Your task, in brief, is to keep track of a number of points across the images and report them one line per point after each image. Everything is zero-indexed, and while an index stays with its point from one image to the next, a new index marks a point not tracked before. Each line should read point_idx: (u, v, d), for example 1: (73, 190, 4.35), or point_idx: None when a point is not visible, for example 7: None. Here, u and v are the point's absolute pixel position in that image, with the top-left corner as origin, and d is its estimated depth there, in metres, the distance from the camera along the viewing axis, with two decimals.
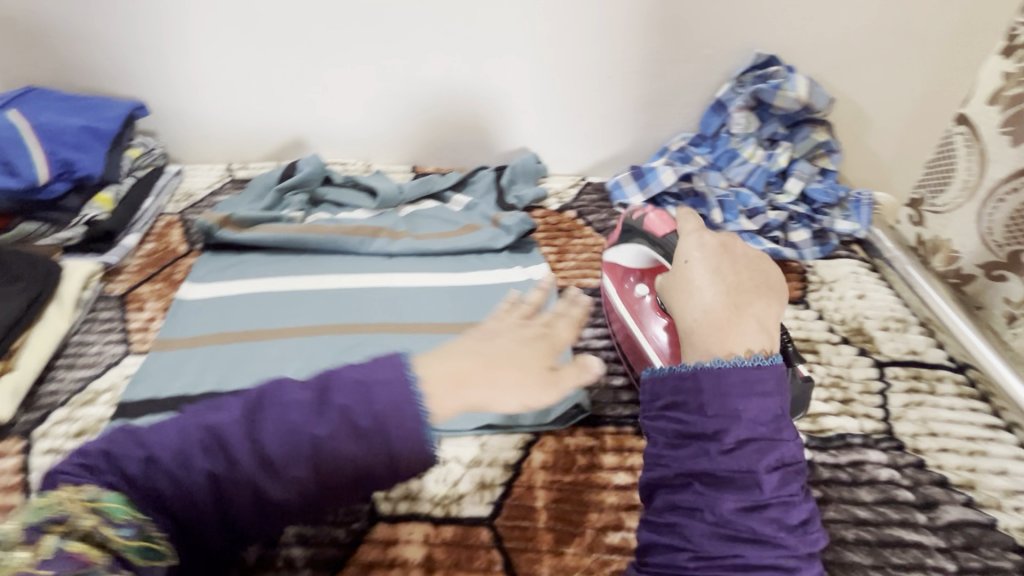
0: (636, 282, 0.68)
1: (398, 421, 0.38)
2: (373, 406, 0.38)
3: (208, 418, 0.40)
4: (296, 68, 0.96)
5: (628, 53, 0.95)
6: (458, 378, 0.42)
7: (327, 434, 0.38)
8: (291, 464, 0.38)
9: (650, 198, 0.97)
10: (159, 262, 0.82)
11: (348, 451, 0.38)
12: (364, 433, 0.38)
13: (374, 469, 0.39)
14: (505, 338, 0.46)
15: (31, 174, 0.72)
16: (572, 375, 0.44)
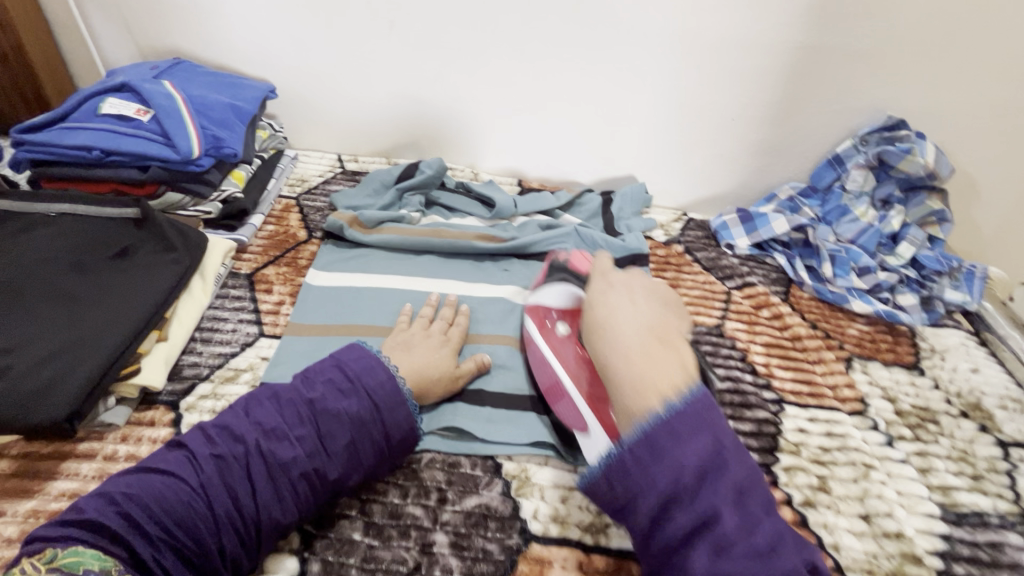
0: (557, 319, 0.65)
1: (372, 374, 0.54)
2: (364, 374, 0.54)
3: (257, 412, 0.50)
4: (425, 72, 0.97)
5: (758, 98, 0.94)
6: (440, 374, 0.60)
7: (308, 401, 0.51)
8: (297, 427, 0.50)
9: (757, 243, 0.98)
10: (282, 245, 0.83)
11: (325, 426, 0.50)
12: (348, 391, 0.52)
13: (368, 430, 0.51)
14: (435, 344, 0.64)
15: (186, 146, 0.73)
16: (458, 379, 0.62)
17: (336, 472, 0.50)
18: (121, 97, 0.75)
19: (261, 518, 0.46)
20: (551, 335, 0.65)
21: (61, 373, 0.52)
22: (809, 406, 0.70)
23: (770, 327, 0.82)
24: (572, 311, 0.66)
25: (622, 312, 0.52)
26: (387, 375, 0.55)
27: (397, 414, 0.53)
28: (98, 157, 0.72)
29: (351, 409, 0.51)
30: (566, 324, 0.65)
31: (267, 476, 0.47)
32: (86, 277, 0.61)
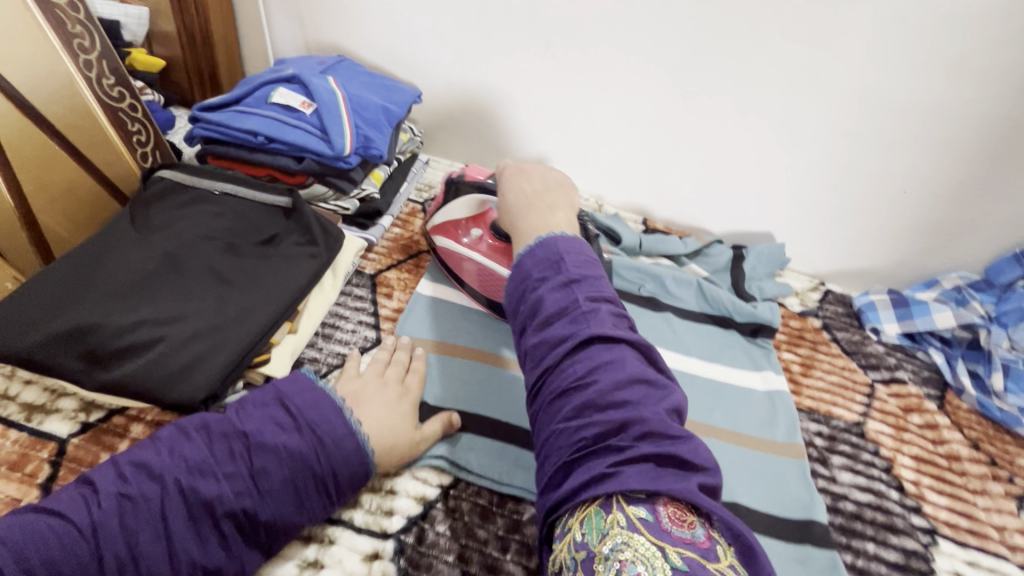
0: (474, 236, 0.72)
1: (318, 408, 0.50)
2: (309, 408, 0.50)
3: (180, 446, 0.46)
4: (570, 97, 0.94)
5: (941, 173, 0.83)
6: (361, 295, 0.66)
7: (243, 435, 0.47)
8: (227, 463, 0.46)
9: (908, 332, 0.86)
10: (405, 250, 0.83)
11: (258, 467, 0.46)
12: (288, 426, 0.48)
13: (310, 470, 0.47)
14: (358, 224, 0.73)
15: (340, 143, 0.75)
16: (420, 444, 0.55)
17: (268, 512, 0.45)
18: (290, 88, 0.78)
19: (175, 564, 0.42)
20: (466, 241, 0.73)
21: (204, 352, 0.54)
22: (967, 546, 0.60)
23: (921, 438, 0.71)
24: (476, 216, 0.74)
25: (544, 242, 0.53)
26: (332, 410, 0.50)
27: (344, 450, 0.49)
28: (261, 142, 0.75)
29: (292, 447, 0.47)
30: (475, 230, 0.73)
31: (191, 514, 0.43)
32: (235, 259, 0.63)
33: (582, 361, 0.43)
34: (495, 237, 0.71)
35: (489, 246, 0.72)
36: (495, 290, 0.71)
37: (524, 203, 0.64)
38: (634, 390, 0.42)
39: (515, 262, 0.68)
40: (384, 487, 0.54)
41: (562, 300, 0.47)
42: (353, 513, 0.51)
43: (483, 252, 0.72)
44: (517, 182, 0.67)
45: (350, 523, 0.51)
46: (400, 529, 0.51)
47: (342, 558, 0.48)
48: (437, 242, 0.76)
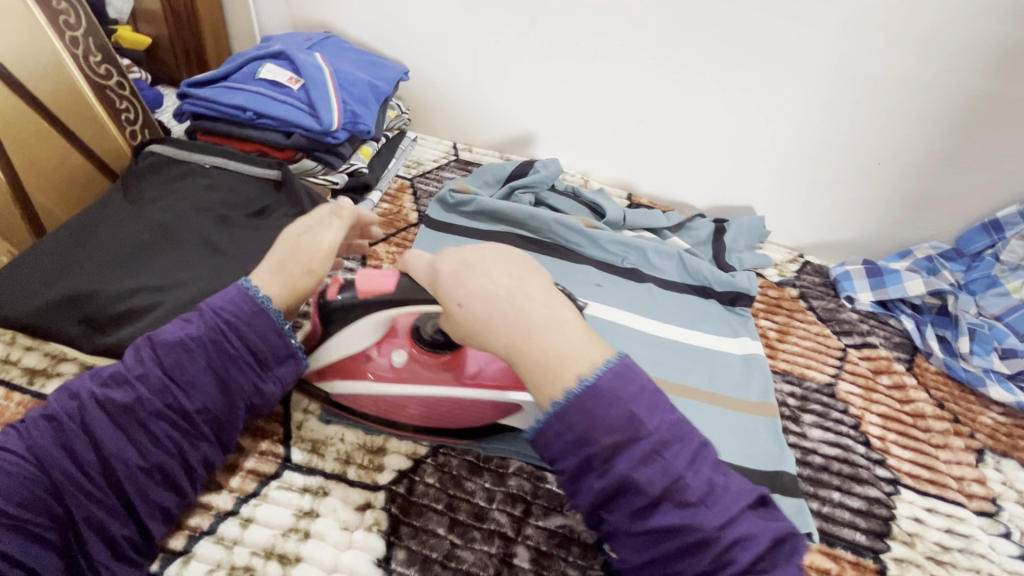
0: (384, 352, 0.56)
1: (214, 293, 0.47)
2: (210, 297, 0.48)
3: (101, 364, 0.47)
4: (555, 73, 0.95)
5: (914, 144, 0.86)
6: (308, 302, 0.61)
7: (150, 338, 0.47)
8: (137, 367, 0.45)
9: (881, 300, 0.89)
10: (393, 225, 0.85)
11: (170, 364, 0.45)
12: (192, 319, 0.47)
13: (224, 354, 0.47)
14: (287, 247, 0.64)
15: (327, 118, 0.76)
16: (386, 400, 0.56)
17: (197, 404, 0.46)
18: (276, 64, 0.79)
19: (117, 466, 0.44)
20: (387, 369, 0.56)
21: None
22: (928, 494, 0.64)
23: (888, 397, 0.75)
24: (384, 336, 0.57)
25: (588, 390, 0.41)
26: (236, 292, 0.48)
27: (249, 328, 0.47)
28: (249, 117, 0.76)
29: (195, 336, 0.46)
30: (399, 350, 0.56)
31: (125, 418, 0.44)
32: (227, 230, 0.65)
33: (613, 479, 0.41)
34: (426, 345, 0.56)
35: (413, 357, 0.56)
36: (449, 425, 0.57)
37: (498, 314, 0.44)
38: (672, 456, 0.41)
39: (454, 362, 0.56)
40: (376, 444, 0.56)
41: (620, 425, 0.41)
42: (346, 468, 0.54)
43: (411, 370, 0.56)
44: (472, 283, 0.46)
45: (343, 477, 0.53)
46: (391, 481, 0.53)
47: (335, 508, 0.51)
48: (331, 386, 0.56)
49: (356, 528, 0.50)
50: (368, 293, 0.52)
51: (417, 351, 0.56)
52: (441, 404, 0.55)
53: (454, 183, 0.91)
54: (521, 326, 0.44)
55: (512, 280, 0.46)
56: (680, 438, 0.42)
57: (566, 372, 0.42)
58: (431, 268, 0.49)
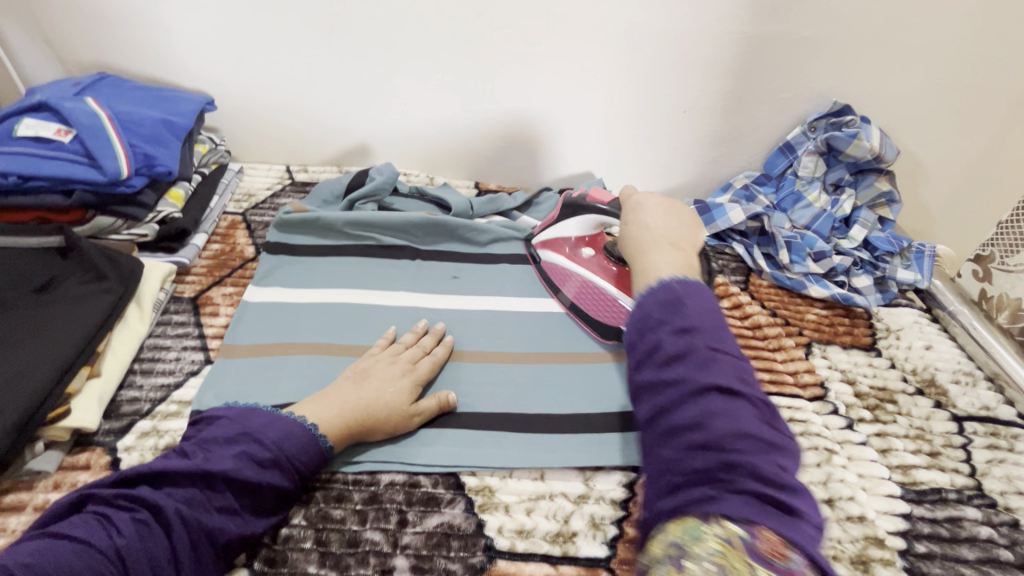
0: (577, 245, 0.77)
1: (293, 442, 0.51)
2: (283, 441, 0.50)
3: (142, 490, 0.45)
4: (370, 75, 0.93)
5: (709, 89, 0.94)
6: (359, 424, 0.55)
7: (223, 475, 0.47)
8: (214, 499, 0.46)
9: (715, 234, 0.98)
10: (227, 265, 0.79)
11: (229, 497, 0.47)
12: (267, 463, 0.49)
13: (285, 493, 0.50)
14: (383, 372, 0.59)
15: (113, 167, 0.69)
16: (414, 417, 0.58)
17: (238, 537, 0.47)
18: (39, 118, 0.70)
19: None
20: (579, 260, 0.77)
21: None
22: (771, 395, 0.71)
23: (730, 317, 0.82)
24: (590, 235, 0.77)
25: (657, 287, 0.48)
26: (294, 427, 0.52)
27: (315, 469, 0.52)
28: (16, 182, 0.68)
29: (266, 477, 0.49)
30: (587, 248, 0.77)
31: (168, 554, 0.43)
32: (6, 316, 0.58)
33: (704, 425, 0.40)
34: (613, 260, 0.75)
35: (596, 259, 0.76)
36: (582, 301, 0.74)
37: (635, 250, 0.57)
38: (720, 401, 0.40)
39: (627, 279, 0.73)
40: None
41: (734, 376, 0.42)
42: None
43: (593, 263, 0.76)
44: (633, 214, 0.62)
45: None
46: None
47: None
48: (546, 281, 0.79)
49: None
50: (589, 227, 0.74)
51: (603, 263, 0.76)
52: (597, 297, 0.73)
53: (290, 206, 0.86)
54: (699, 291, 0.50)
55: (658, 220, 0.60)
56: (774, 429, 0.41)
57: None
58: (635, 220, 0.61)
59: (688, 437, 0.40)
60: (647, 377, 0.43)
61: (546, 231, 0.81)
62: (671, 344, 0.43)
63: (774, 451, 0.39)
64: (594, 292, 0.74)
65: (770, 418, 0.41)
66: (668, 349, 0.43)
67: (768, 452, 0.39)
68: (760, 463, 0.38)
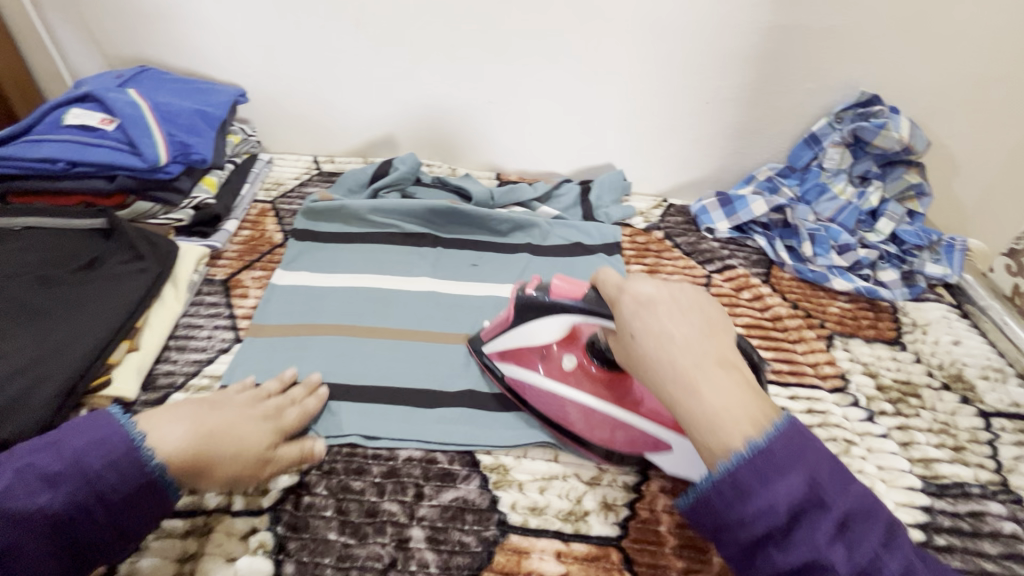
0: (558, 352, 0.59)
1: None
2: (195, 394, 0.48)
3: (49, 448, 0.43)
4: (394, 68, 0.95)
5: (732, 79, 0.94)
6: (257, 460, 0.50)
7: (124, 428, 0.45)
8: (117, 458, 0.44)
9: (736, 226, 0.97)
10: (256, 250, 0.82)
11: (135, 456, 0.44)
12: (172, 415, 0.46)
13: (198, 453, 0.47)
14: (245, 409, 0.52)
15: (152, 155, 0.73)
16: (268, 465, 0.51)
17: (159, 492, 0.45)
18: (84, 108, 0.74)
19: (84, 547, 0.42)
20: (557, 370, 0.59)
21: (28, 385, 0.53)
22: (789, 385, 0.71)
23: (750, 308, 0.82)
24: (566, 338, 0.58)
25: (680, 370, 0.42)
26: (210, 397, 0.52)
27: (232, 435, 0.49)
28: (63, 168, 0.72)
29: (177, 430, 0.46)
30: (567, 354, 0.59)
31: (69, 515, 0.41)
32: (52, 290, 0.61)
33: (800, 554, 0.36)
34: (600, 364, 0.57)
35: (582, 366, 0.58)
36: (548, 407, 0.59)
37: (675, 376, 0.42)
38: (818, 509, 0.37)
39: (621, 386, 0.57)
40: None
41: (798, 490, 0.37)
42: (229, 500, 0.52)
43: (577, 377, 0.58)
44: (643, 319, 0.46)
45: (227, 509, 0.52)
46: (277, 501, 0.52)
47: (221, 542, 0.50)
48: (507, 368, 0.61)
49: (243, 556, 0.49)
50: (558, 295, 0.55)
51: (585, 364, 0.58)
52: (588, 416, 0.57)
53: (317, 194, 0.89)
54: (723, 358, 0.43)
55: (678, 328, 0.44)
56: (865, 503, 0.39)
57: (731, 427, 0.40)
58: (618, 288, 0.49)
59: (780, 558, 0.37)
60: (726, 517, 0.39)
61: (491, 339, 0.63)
62: (747, 471, 0.38)
63: (883, 538, 0.38)
64: (580, 413, 0.57)
65: (866, 499, 0.39)
66: (744, 475, 0.38)
67: (876, 541, 0.37)
68: (869, 562, 0.36)
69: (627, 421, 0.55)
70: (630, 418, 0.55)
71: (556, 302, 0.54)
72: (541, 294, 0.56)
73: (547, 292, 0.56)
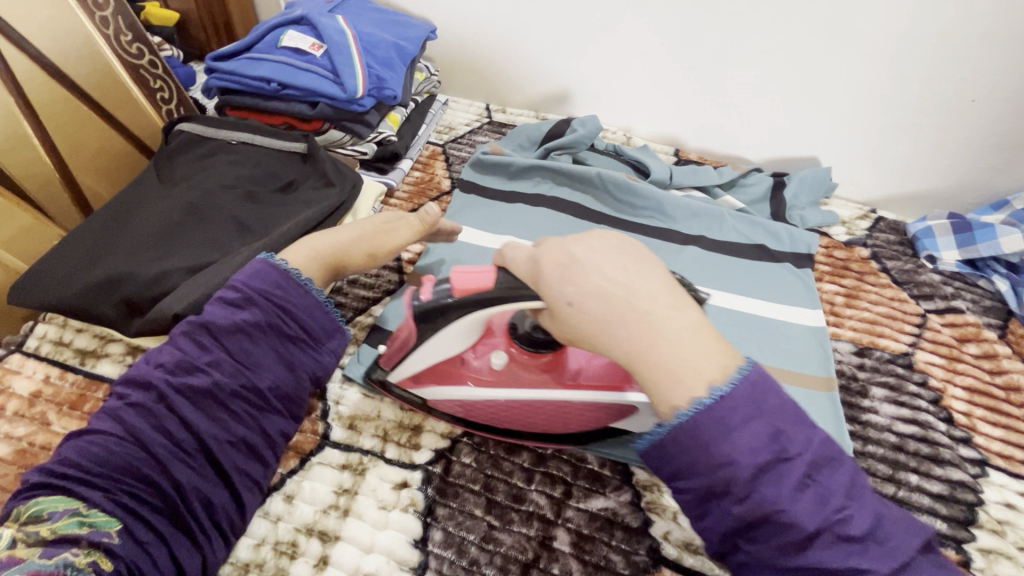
0: (481, 356, 0.52)
1: (265, 279, 0.50)
2: (263, 284, 0.50)
3: (154, 354, 0.46)
4: (590, 18, 0.87)
5: (1020, 75, 0.72)
6: (332, 263, 0.57)
7: (203, 325, 0.47)
8: (202, 355, 0.46)
9: (969, 259, 0.79)
10: (425, 195, 0.82)
11: (231, 347, 0.47)
12: (241, 302, 0.48)
13: (285, 335, 0.49)
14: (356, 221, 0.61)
15: (352, 86, 0.73)
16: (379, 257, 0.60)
17: (267, 381, 0.48)
18: (299, 31, 0.76)
19: (210, 443, 0.45)
20: (488, 374, 0.51)
21: (219, 282, 0.56)
22: (1023, 477, 0.57)
23: (977, 367, 0.66)
24: (480, 337, 0.52)
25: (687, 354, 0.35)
26: (282, 280, 0.51)
27: (304, 308, 0.51)
28: (274, 88, 0.75)
29: (254, 319, 0.48)
30: (500, 351, 0.51)
31: (188, 412, 0.44)
32: (257, 206, 0.66)
33: (755, 507, 0.34)
34: (523, 345, 0.50)
35: (514, 359, 0.51)
36: (502, 420, 0.52)
37: (556, 274, 0.40)
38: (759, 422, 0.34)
39: (556, 363, 0.50)
40: (413, 422, 0.55)
41: (764, 444, 0.34)
42: (384, 446, 0.53)
43: (512, 374, 0.51)
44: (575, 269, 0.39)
45: (382, 456, 0.53)
46: (428, 461, 0.52)
47: (373, 487, 0.51)
48: (427, 391, 0.53)
49: (393, 508, 0.49)
50: (465, 292, 0.45)
51: (507, 345, 0.51)
52: (517, 410, 0.50)
53: (489, 146, 0.86)
54: (625, 312, 0.36)
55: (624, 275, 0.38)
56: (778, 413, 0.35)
57: (694, 376, 0.35)
58: (533, 262, 0.42)
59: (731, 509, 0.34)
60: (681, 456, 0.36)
61: (392, 359, 0.53)
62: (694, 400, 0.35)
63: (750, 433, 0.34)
64: (518, 411, 0.50)
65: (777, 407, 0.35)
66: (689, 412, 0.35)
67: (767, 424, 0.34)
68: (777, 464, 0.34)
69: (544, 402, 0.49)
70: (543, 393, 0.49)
71: (468, 301, 0.45)
72: (442, 293, 0.47)
73: (451, 288, 0.46)
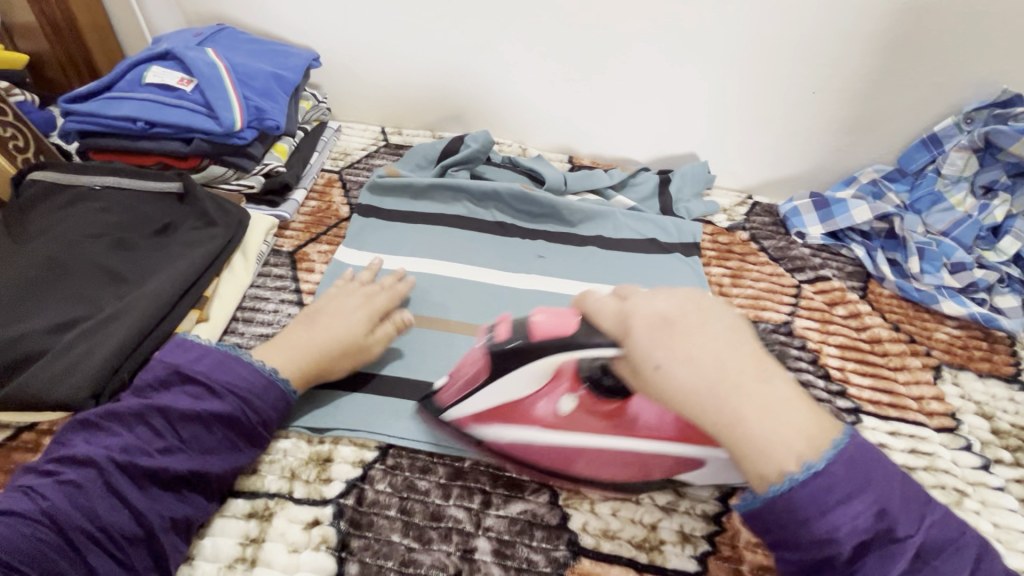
0: (553, 400, 0.50)
1: (224, 372, 0.50)
2: (214, 371, 0.50)
3: (95, 437, 0.46)
4: (471, 39, 0.89)
5: (847, 68, 0.83)
6: (314, 367, 0.55)
7: (156, 410, 0.47)
8: (154, 442, 0.46)
9: (832, 232, 0.88)
10: (322, 222, 0.80)
11: (177, 436, 0.47)
12: (202, 394, 0.49)
13: (236, 421, 0.49)
14: (354, 306, 0.60)
15: (228, 119, 0.71)
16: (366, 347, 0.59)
17: (216, 467, 0.48)
18: (165, 66, 0.73)
19: (138, 522, 0.44)
20: (553, 415, 0.50)
21: (106, 348, 0.53)
22: (890, 419, 0.64)
23: (845, 327, 0.74)
24: (548, 381, 0.49)
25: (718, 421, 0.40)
26: (228, 360, 0.51)
27: (266, 398, 0.51)
28: (142, 128, 0.71)
29: (212, 409, 0.48)
30: (568, 394, 0.49)
31: (118, 497, 0.44)
32: (133, 253, 0.62)
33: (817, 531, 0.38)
34: (599, 395, 0.48)
35: (581, 405, 0.49)
36: (531, 454, 0.51)
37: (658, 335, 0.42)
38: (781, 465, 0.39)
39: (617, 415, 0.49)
40: (323, 456, 0.54)
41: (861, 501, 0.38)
42: (292, 486, 0.51)
43: (576, 419, 0.49)
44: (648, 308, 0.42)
45: (290, 496, 0.50)
46: (340, 494, 0.51)
47: (283, 531, 0.48)
48: (494, 431, 0.52)
49: (305, 549, 0.47)
50: (545, 335, 0.47)
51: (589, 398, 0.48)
52: (550, 450, 0.51)
53: (385, 168, 0.86)
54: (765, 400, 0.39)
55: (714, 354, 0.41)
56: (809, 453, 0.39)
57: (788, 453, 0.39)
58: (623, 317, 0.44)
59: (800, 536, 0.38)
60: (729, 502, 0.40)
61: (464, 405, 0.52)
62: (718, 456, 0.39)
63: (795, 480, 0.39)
64: (559, 453, 0.50)
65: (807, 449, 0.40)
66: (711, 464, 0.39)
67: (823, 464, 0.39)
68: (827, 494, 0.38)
69: (586, 444, 0.49)
70: (601, 443, 0.49)
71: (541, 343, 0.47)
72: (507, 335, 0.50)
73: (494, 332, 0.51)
